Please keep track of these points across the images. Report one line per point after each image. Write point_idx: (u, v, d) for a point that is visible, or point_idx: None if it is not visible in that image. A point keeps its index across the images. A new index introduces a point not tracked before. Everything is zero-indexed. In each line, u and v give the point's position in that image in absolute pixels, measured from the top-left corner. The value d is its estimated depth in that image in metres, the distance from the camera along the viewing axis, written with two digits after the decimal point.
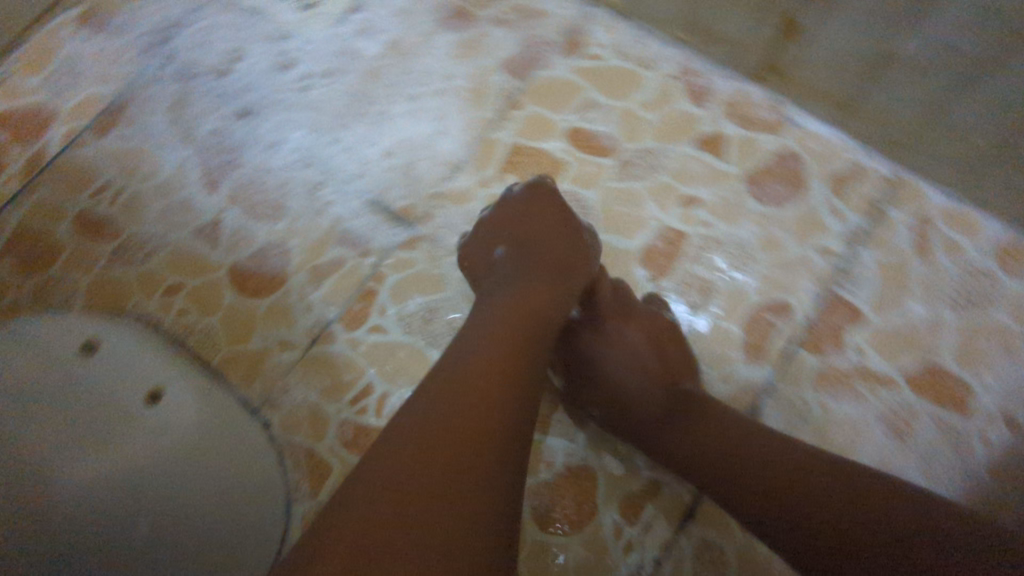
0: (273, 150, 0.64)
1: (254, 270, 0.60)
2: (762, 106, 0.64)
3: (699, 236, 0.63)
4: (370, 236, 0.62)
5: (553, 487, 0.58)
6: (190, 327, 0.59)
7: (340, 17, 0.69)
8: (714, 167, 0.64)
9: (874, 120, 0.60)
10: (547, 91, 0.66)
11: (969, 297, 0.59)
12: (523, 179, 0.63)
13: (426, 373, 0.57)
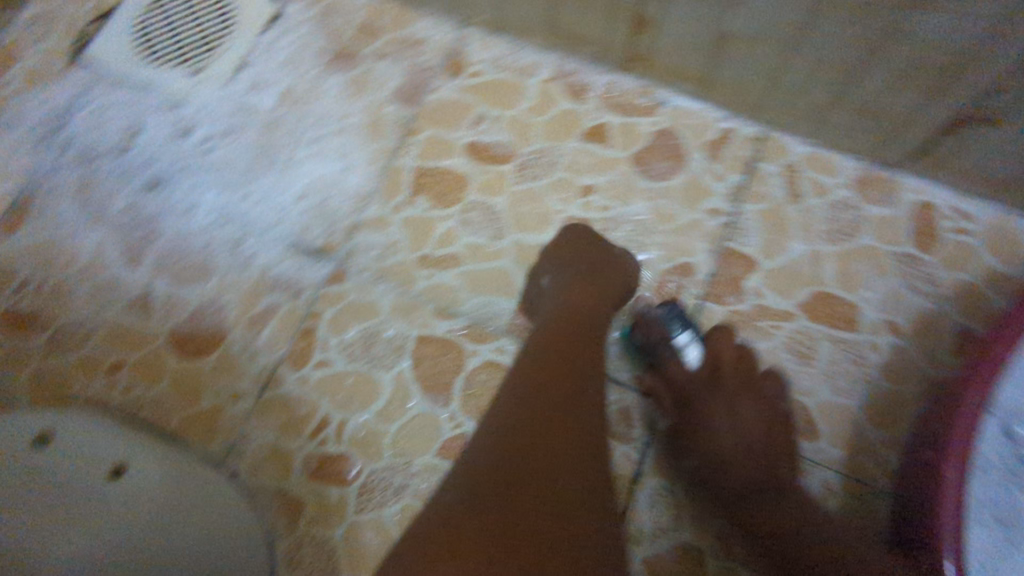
0: (189, 215, 0.66)
1: (192, 331, 0.62)
2: (636, 93, 0.69)
3: (603, 221, 0.65)
4: (298, 277, 0.62)
5: None
6: (141, 400, 0.60)
7: (229, 77, 0.70)
8: (604, 156, 0.66)
9: (730, 91, 0.66)
10: (439, 114, 0.67)
11: (840, 229, 0.67)
12: (432, 199, 0.64)
13: (375, 396, 0.58)
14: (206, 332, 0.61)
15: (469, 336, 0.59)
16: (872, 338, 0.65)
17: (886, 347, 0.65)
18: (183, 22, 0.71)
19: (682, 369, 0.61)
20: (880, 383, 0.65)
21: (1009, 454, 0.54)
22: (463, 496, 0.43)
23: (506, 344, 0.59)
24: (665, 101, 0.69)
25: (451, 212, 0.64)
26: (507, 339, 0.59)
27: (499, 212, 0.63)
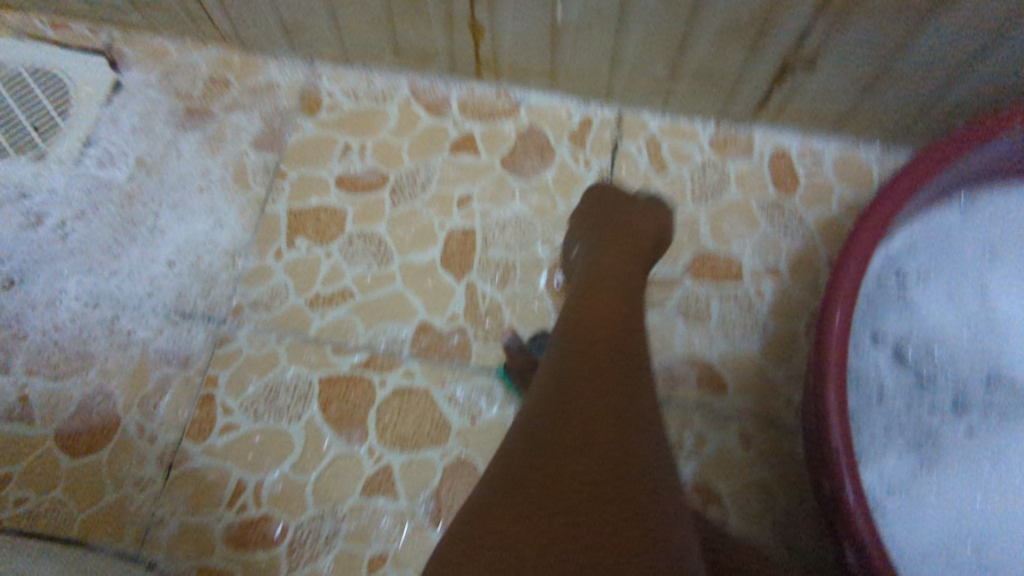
0: (53, 305, 0.72)
1: (79, 427, 0.68)
2: (492, 97, 0.80)
3: (483, 225, 0.75)
4: (185, 345, 0.71)
5: (441, 486, 0.65)
6: (44, 510, 0.65)
7: (77, 156, 0.78)
8: (474, 163, 0.78)
9: (577, 79, 0.76)
10: (302, 152, 0.79)
11: (707, 190, 0.75)
12: (308, 237, 0.75)
13: (289, 446, 0.67)
14: (96, 424, 0.68)
15: (374, 366, 0.69)
16: (757, 284, 0.71)
17: (771, 291, 0.71)
18: (70, 119, 0.79)
19: None
20: (773, 327, 0.70)
21: (901, 379, 0.59)
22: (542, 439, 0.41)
23: (412, 366, 0.69)
24: (521, 101, 0.80)
25: (333, 247, 0.75)
26: (411, 362, 0.70)
27: (383, 237, 0.75)
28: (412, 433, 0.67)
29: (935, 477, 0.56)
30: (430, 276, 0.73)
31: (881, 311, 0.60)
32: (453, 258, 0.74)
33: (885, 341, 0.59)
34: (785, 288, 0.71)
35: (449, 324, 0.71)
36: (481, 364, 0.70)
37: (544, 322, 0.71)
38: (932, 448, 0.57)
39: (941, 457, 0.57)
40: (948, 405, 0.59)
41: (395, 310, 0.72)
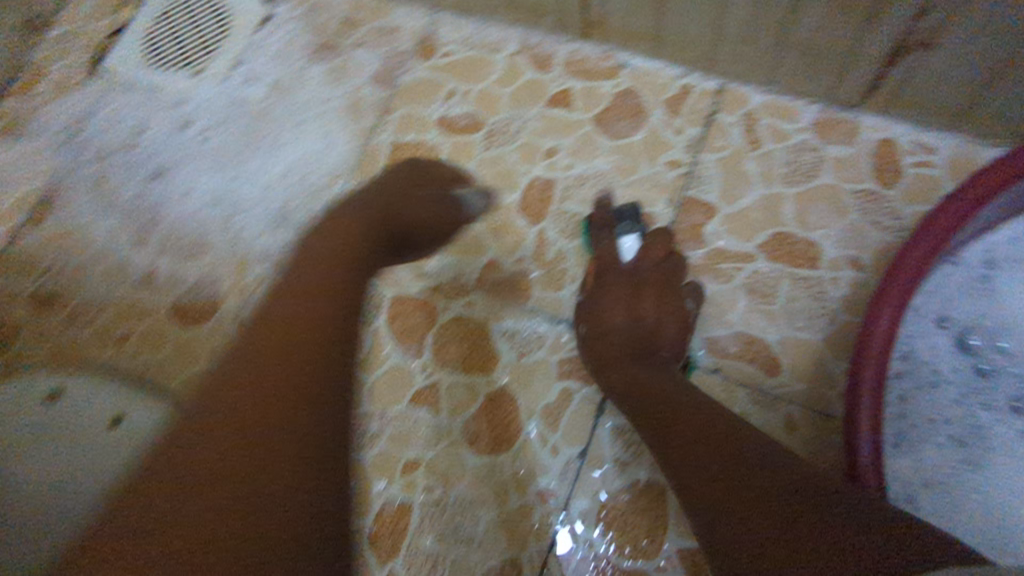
0: (186, 197, 0.84)
1: (191, 302, 0.79)
2: (597, 58, 0.83)
3: (566, 179, 0.78)
4: (286, 247, 0.80)
5: (482, 411, 0.69)
6: (148, 365, 0.76)
7: (225, 74, 0.89)
8: (568, 119, 0.81)
9: (682, 46, 0.76)
10: (413, 92, 0.85)
11: (799, 171, 0.74)
12: (404, 168, 0.82)
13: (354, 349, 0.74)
14: (204, 302, 0.79)
15: (441, 292, 0.75)
16: (834, 273, 0.69)
17: (848, 282, 0.69)
18: (226, 43, 0.90)
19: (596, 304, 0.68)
20: (843, 318, 0.68)
21: (961, 367, 0.62)
22: (174, 447, 0.49)
23: (475, 298, 0.74)
24: (624, 64, 0.82)
25: (425, 180, 0.81)
26: (475, 294, 0.74)
27: (471, 178, 0.80)
28: (466, 357, 0.72)
29: (977, 465, 0.59)
30: (506, 219, 0.77)
31: (957, 297, 0.63)
32: (531, 205, 0.77)
33: (952, 326, 0.63)
34: (866, 281, 0.68)
35: (515, 265, 0.75)
36: (539, 307, 0.73)
37: None
38: (980, 443, 0.60)
39: (988, 449, 0.59)
40: (1009, 403, 0.60)
41: (469, 245, 0.77)
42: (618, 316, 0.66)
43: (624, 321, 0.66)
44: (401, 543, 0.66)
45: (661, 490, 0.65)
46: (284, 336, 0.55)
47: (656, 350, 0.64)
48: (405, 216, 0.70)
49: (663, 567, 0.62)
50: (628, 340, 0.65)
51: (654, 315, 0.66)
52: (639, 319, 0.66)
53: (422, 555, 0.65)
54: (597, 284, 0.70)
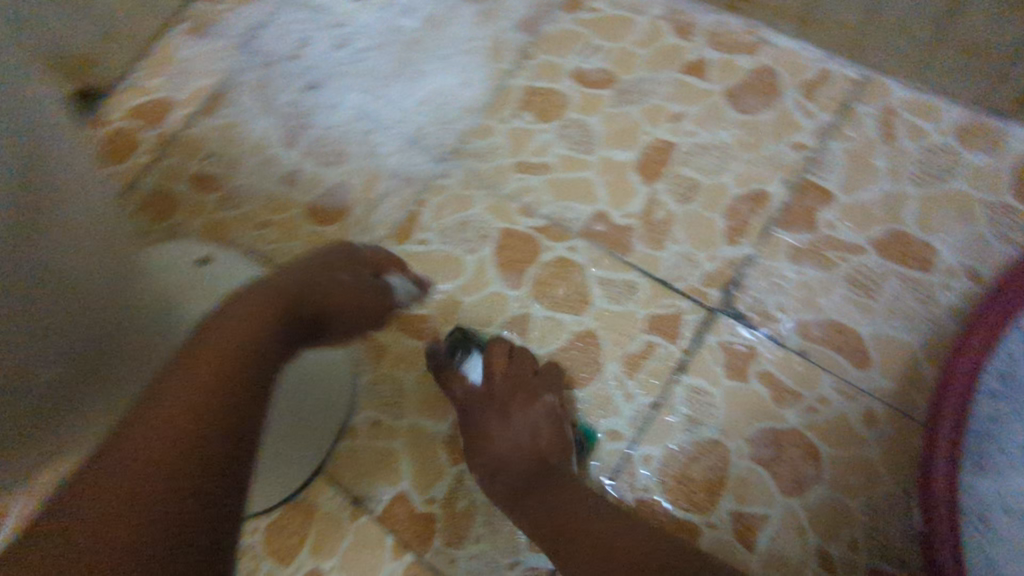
0: (334, 110, 0.92)
1: (324, 204, 0.87)
2: (741, 32, 0.83)
3: (686, 144, 0.80)
4: (416, 170, 0.87)
5: (566, 347, 0.74)
6: (279, 252, 0.86)
7: (385, 4, 0.96)
8: (700, 88, 0.82)
9: (831, 32, 0.78)
10: (553, 42, 0.89)
11: (930, 172, 0.73)
12: (534, 113, 0.86)
13: (460, 270, 0.80)
14: (335, 206, 0.87)
15: (548, 233, 0.79)
16: (946, 280, 0.69)
17: (957, 291, 0.69)
18: None
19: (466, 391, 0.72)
20: (944, 324, 0.68)
21: None
22: (121, 428, 0.39)
23: (577, 243, 0.78)
24: (767, 40, 0.82)
25: (550, 126, 0.85)
26: (578, 240, 0.78)
27: (595, 131, 0.83)
28: (561, 296, 0.76)
29: None
30: (622, 174, 0.80)
31: None
32: (647, 164, 0.80)
33: None
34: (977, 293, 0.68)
35: (623, 219, 0.78)
36: (637, 262, 0.76)
37: (711, 245, 0.75)
38: None
39: None
40: None
41: (581, 193, 0.81)
42: (498, 436, 0.68)
43: (503, 440, 0.68)
44: None
45: (724, 452, 0.67)
46: (235, 338, 0.46)
47: (547, 466, 0.66)
48: (279, 283, 0.56)
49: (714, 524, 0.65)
50: (512, 459, 0.67)
51: (530, 429, 0.68)
52: (525, 442, 0.67)
53: None
54: (488, 407, 0.70)
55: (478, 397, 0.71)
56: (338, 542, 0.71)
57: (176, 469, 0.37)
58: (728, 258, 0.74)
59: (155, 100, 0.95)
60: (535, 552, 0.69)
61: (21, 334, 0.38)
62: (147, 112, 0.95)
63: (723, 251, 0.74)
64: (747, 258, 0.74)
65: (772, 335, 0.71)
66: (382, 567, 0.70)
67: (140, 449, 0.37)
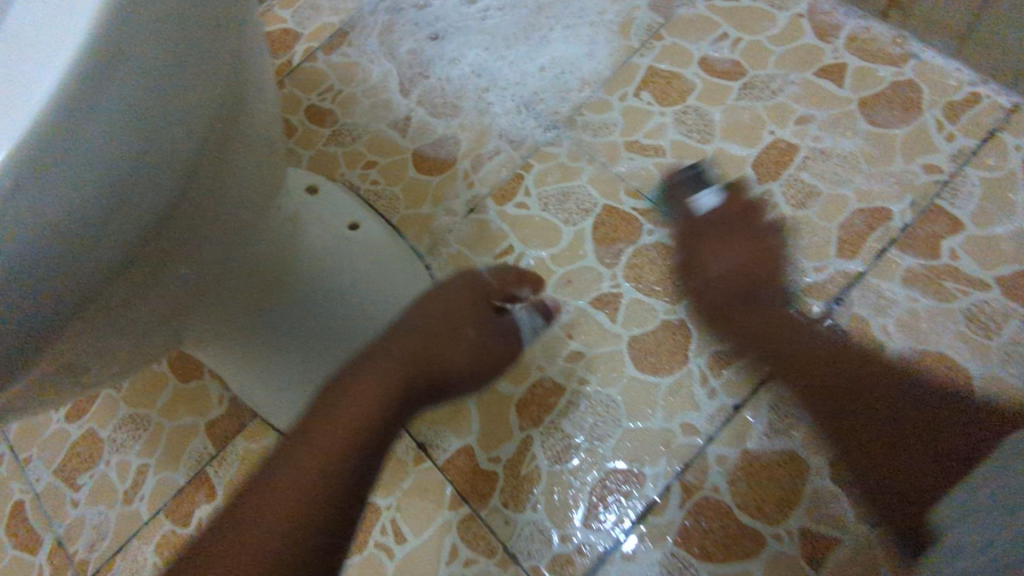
0: (452, 64, 0.93)
1: (430, 154, 0.88)
2: (887, 41, 0.79)
3: (808, 149, 0.77)
4: (525, 134, 0.87)
5: (653, 333, 0.73)
6: (379, 194, 0.87)
7: None
8: (833, 93, 0.78)
9: (988, 53, 0.73)
10: (684, 26, 0.87)
11: None
12: (653, 94, 0.84)
13: (555, 240, 0.80)
14: (440, 158, 0.88)
15: (650, 216, 0.78)
16: None
17: None
18: None
19: (694, 212, 0.73)
20: None
21: None
22: (252, 476, 0.52)
23: None
24: (913, 54, 0.78)
25: (668, 110, 0.83)
26: None
27: (715, 122, 0.81)
28: (654, 282, 0.75)
29: None
30: (737, 169, 0.78)
31: None
32: (765, 163, 0.77)
33: None
34: None
35: None
36: None
37: (822, 254, 0.72)
38: None
39: None
40: None
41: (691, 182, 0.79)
42: (718, 260, 0.70)
43: (725, 260, 0.69)
44: (543, 417, 0.72)
45: (802, 466, 0.66)
46: (358, 407, 0.56)
47: (759, 295, 0.68)
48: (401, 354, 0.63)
49: (782, 537, 0.64)
50: (729, 283, 0.68)
51: (752, 250, 0.70)
52: (744, 269, 0.69)
53: (559, 434, 0.71)
54: (707, 228, 0.71)
55: (695, 225, 0.73)
56: (399, 482, 0.72)
57: (276, 550, 0.47)
58: (838, 271, 0.71)
59: (281, 32, 0.98)
60: (591, 528, 0.67)
61: (163, 250, 0.37)
62: (272, 41, 0.97)
63: (833, 264, 0.71)
64: (858, 275, 0.70)
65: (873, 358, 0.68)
66: (437, 513, 0.70)
67: (245, 508, 0.49)
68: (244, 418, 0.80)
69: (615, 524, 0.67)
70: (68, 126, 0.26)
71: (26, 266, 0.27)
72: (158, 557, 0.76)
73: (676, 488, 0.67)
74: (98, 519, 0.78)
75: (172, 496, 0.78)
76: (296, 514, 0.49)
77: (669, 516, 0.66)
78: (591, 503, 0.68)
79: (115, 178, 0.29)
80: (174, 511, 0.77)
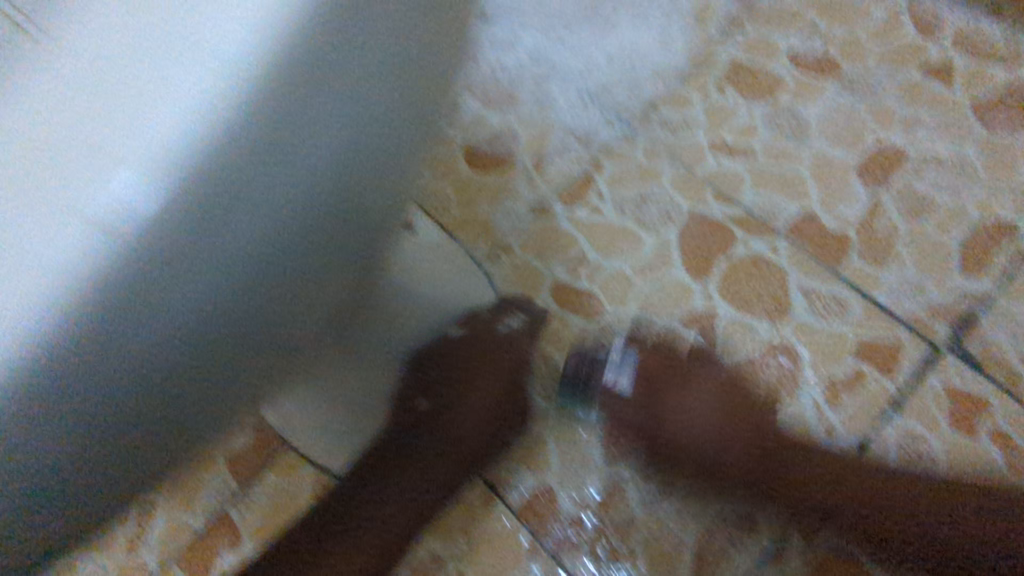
0: (506, 48, 0.80)
1: (483, 149, 0.77)
2: (996, 41, 0.73)
3: (919, 155, 0.70)
4: (594, 130, 0.76)
5: (759, 360, 0.65)
6: None
7: None
8: (941, 94, 0.71)
9: None
10: (769, 16, 0.78)
11: None
12: (739, 90, 0.76)
13: (637, 249, 0.70)
14: (496, 152, 0.76)
15: (745, 226, 0.70)
16: None
17: None
18: None
19: (614, 394, 0.63)
20: None
21: None
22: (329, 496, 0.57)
23: (781, 244, 0.68)
24: None
25: (757, 107, 0.75)
26: (781, 240, 0.69)
27: (811, 122, 0.73)
28: (754, 300, 0.67)
29: None
30: (841, 175, 0.70)
31: None
32: (872, 169, 0.70)
33: None
34: None
35: (836, 225, 0.68)
36: (850, 277, 0.66)
37: (943, 272, 0.65)
38: None
39: None
40: None
41: (789, 188, 0.70)
42: (691, 429, 0.60)
43: (694, 422, 0.60)
44: (636, 452, 0.63)
45: None
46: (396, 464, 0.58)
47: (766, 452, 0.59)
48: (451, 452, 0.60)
49: None
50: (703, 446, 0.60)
51: (727, 418, 0.60)
52: (710, 425, 0.60)
53: (656, 474, 0.62)
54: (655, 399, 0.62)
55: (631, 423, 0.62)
56: (463, 531, 0.62)
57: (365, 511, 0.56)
58: (962, 291, 0.64)
59: None
60: None
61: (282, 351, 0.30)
62: None
63: (956, 282, 0.65)
64: (987, 296, 0.64)
65: (1009, 388, 0.61)
66: (516, 566, 0.61)
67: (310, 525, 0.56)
68: (272, 450, 0.68)
69: None
70: (122, 315, 0.20)
71: (75, 460, 0.22)
72: None
73: (797, 537, 0.60)
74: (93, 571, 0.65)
75: (187, 544, 0.66)
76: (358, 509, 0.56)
77: (791, 567, 0.59)
78: (699, 554, 0.60)
79: (198, 355, 0.24)
80: (188, 561, 0.65)
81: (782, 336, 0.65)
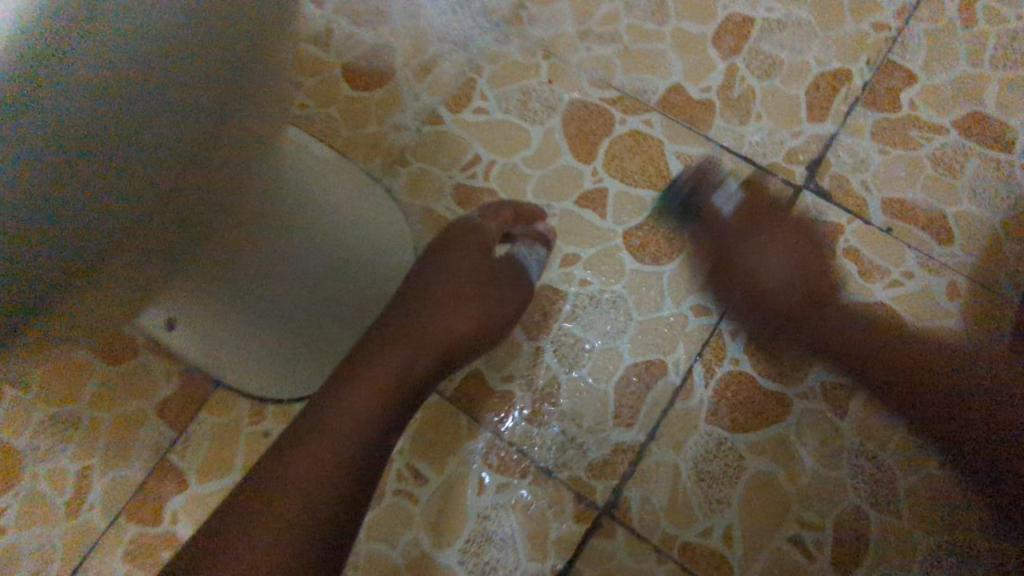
0: None
1: (361, 68, 0.77)
2: None
3: (763, 20, 0.76)
4: (468, 35, 0.77)
5: (647, 223, 0.71)
6: (316, 119, 0.75)
7: None
8: None
9: None
10: None
11: (1009, 54, 0.73)
12: None
13: (524, 142, 0.74)
14: (375, 70, 0.77)
15: (621, 106, 0.74)
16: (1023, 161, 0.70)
17: None
18: None
19: (717, 215, 0.68)
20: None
21: None
22: (293, 432, 0.49)
23: (654, 117, 0.74)
24: None
25: None
26: (655, 113, 0.74)
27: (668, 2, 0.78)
28: (635, 172, 0.72)
29: None
30: (700, 47, 0.76)
31: None
32: (724, 39, 0.76)
33: None
34: None
35: (701, 94, 0.74)
36: (717, 138, 0.73)
37: (795, 121, 0.73)
38: None
39: None
40: None
41: (656, 66, 0.75)
42: (755, 251, 0.66)
43: (768, 260, 0.66)
44: (551, 324, 0.69)
45: None
46: (387, 365, 0.54)
47: (818, 302, 0.65)
48: (438, 339, 0.58)
49: (806, 394, 0.66)
50: (770, 300, 0.65)
51: (803, 262, 0.66)
52: (772, 264, 0.66)
53: (571, 340, 0.68)
54: (747, 226, 0.67)
55: (711, 247, 0.68)
56: None
57: (341, 431, 0.49)
58: (812, 134, 0.72)
59: None
60: (620, 426, 0.66)
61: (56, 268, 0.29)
62: None
63: (807, 127, 0.72)
64: (832, 136, 0.72)
65: (859, 212, 0.70)
66: (458, 445, 0.66)
67: (264, 469, 0.47)
68: (203, 390, 0.69)
69: (560, 433, 0.66)
70: None
71: None
72: (131, 565, 0.64)
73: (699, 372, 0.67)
74: (37, 542, 0.65)
75: (131, 495, 0.66)
76: (351, 435, 0.49)
77: (698, 398, 0.66)
78: (619, 401, 0.67)
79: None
80: (138, 510, 0.66)
81: (663, 199, 0.71)
